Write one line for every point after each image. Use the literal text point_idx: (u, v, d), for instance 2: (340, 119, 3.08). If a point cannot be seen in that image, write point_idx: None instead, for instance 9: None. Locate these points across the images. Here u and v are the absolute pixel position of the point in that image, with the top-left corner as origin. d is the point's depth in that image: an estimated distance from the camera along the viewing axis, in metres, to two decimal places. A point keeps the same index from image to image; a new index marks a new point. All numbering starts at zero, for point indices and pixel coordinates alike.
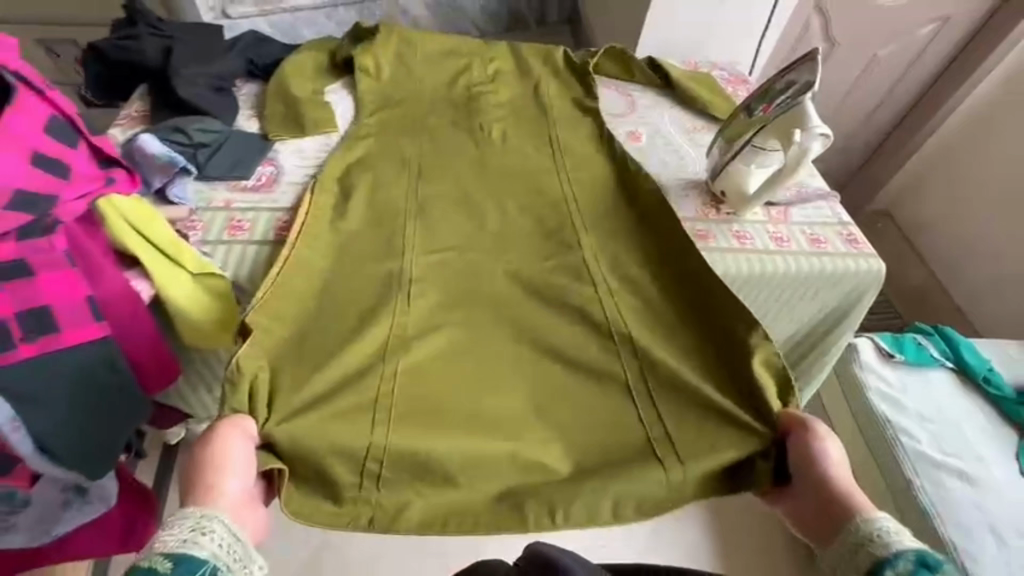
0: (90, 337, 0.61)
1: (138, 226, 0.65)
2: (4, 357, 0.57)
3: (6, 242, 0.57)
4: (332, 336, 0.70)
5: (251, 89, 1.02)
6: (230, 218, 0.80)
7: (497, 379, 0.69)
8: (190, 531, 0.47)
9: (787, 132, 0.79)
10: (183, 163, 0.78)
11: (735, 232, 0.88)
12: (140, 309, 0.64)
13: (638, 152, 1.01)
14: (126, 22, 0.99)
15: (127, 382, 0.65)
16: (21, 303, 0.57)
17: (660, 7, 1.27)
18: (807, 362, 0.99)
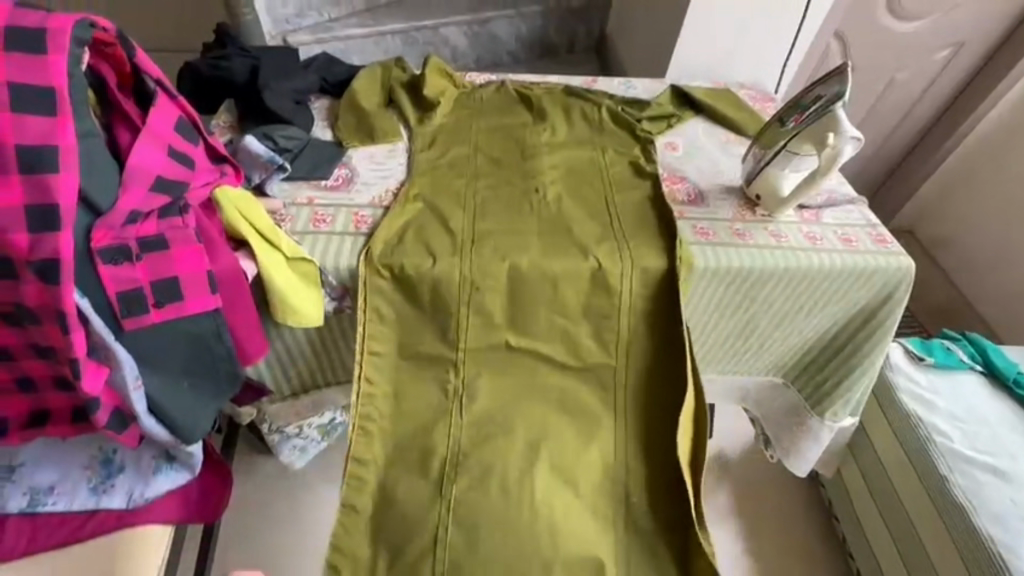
0: (207, 306, 0.69)
1: (244, 213, 0.76)
2: (140, 320, 0.64)
3: (150, 221, 0.65)
4: (420, 325, 0.86)
5: (324, 103, 1.13)
6: (314, 212, 0.89)
7: (538, 372, 0.88)
8: None
9: (820, 137, 0.86)
10: (280, 161, 0.89)
11: (771, 231, 0.95)
12: (245, 284, 0.73)
13: (676, 161, 1.09)
14: (217, 46, 1.12)
15: (231, 352, 0.73)
16: (157, 273, 0.65)
17: (688, 34, 1.39)
18: (841, 362, 1.05)
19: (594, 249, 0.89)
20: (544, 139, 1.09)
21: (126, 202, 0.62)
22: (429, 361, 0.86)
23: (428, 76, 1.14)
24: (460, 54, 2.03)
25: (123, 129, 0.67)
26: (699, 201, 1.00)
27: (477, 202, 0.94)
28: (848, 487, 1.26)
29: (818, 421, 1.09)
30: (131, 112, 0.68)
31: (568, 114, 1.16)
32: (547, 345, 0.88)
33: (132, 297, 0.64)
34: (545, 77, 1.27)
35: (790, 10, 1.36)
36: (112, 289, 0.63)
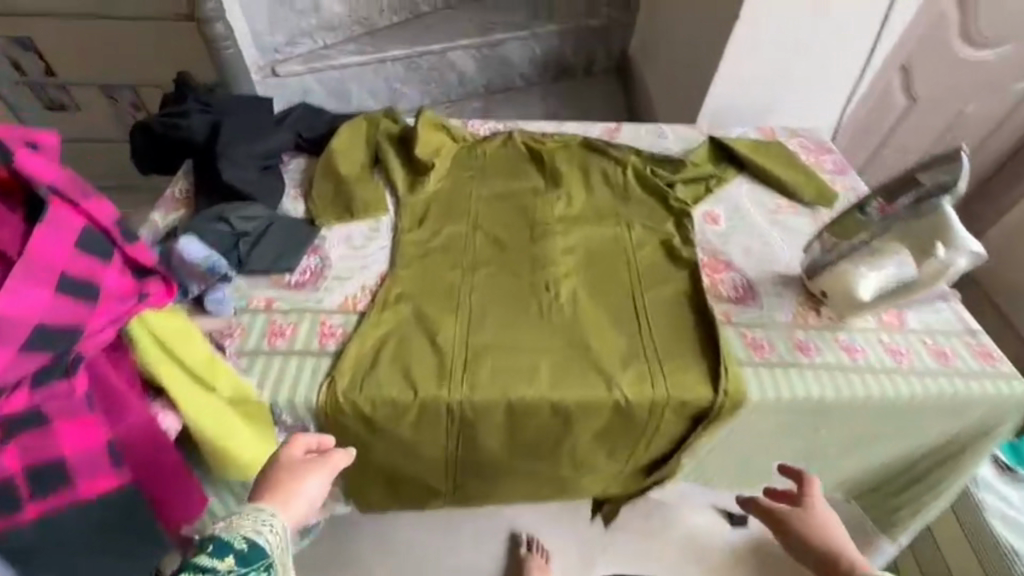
0: (108, 487, 0.53)
1: (171, 348, 0.60)
2: (7, 521, 0.48)
3: (20, 393, 0.49)
4: (400, 455, 0.72)
5: (300, 163, 0.96)
6: (271, 322, 0.72)
7: (538, 482, 0.78)
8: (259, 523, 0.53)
9: (926, 246, 0.69)
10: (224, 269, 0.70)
11: (841, 343, 0.76)
12: (165, 447, 0.56)
13: (719, 238, 0.89)
14: (176, 98, 0.96)
15: (146, 530, 0.55)
16: (29, 460, 0.49)
17: (725, 74, 1.20)
18: (917, 489, 0.85)
19: (617, 373, 0.70)
20: (557, 210, 0.91)
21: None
22: (414, 480, 0.76)
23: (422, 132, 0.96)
24: (468, 79, 1.86)
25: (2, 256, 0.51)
26: (750, 297, 0.81)
27: (472, 303, 0.76)
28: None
29: (886, 542, 0.90)
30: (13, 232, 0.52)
31: (586, 176, 0.97)
32: (551, 468, 0.76)
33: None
34: (559, 125, 1.09)
35: (847, 45, 1.17)
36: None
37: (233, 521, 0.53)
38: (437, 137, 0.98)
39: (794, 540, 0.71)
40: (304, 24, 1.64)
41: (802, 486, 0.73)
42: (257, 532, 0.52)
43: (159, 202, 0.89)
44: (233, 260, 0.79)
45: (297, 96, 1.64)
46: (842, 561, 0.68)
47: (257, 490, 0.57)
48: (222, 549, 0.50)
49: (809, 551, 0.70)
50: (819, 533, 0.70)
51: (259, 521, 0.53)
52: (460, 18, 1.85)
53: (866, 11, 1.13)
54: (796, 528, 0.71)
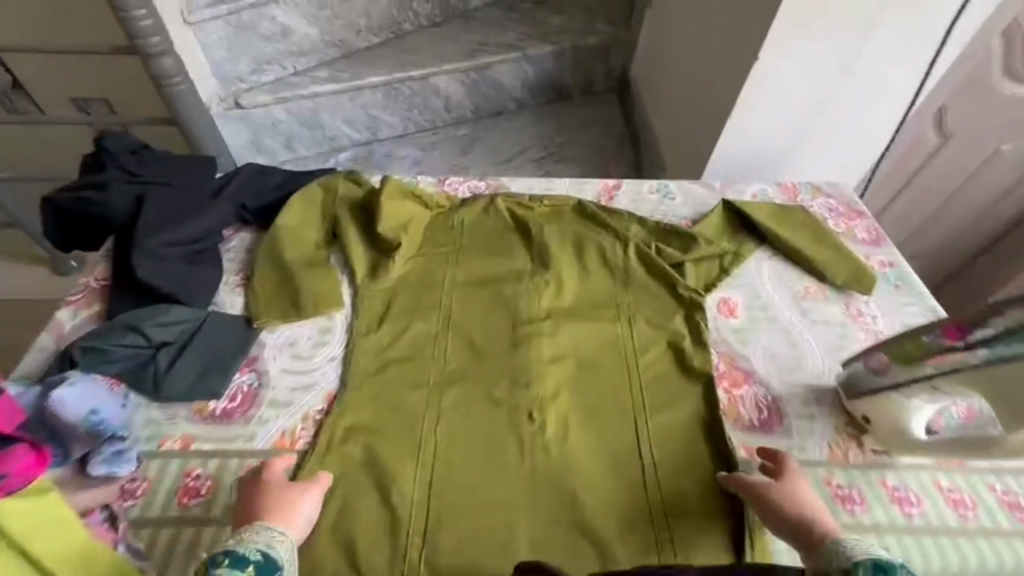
0: None
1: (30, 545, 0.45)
2: None
3: None
4: None
5: (243, 239, 0.82)
6: (185, 472, 0.59)
7: None
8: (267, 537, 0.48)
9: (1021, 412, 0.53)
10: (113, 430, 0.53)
11: (890, 491, 0.62)
12: None
13: (737, 336, 0.75)
14: (96, 164, 0.82)
15: None
16: None
17: (738, 123, 1.08)
18: None
19: (617, 548, 0.58)
20: (546, 303, 0.76)
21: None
22: None
23: (385, 200, 0.80)
24: (455, 104, 1.71)
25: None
26: (776, 423, 0.67)
27: (439, 444, 0.63)
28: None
29: None
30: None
31: (581, 255, 0.81)
32: None
33: None
34: (551, 184, 0.95)
35: (878, 90, 1.03)
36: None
37: (241, 536, 0.48)
38: (400, 203, 0.81)
39: (764, 512, 0.55)
40: (271, 50, 1.47)
41: (774, 462, 0.59)
42: (270, 544, 0.47)
43: (70, 295, 0.74)
44: (148, 382, 0.64)
45: (265, 129, 1.50)
46: (820, 534, 0.51)
47: (253, 511, 0.51)
48: (239, 562, 0.44)
49: (780, 520, 0.53)
50: (794, 505, 0.54)
51: (268, 536, 0.48)
52: (448, 38, 1.70)
53: (903, 55, 0.98)
54: (768, 497, 0.55)
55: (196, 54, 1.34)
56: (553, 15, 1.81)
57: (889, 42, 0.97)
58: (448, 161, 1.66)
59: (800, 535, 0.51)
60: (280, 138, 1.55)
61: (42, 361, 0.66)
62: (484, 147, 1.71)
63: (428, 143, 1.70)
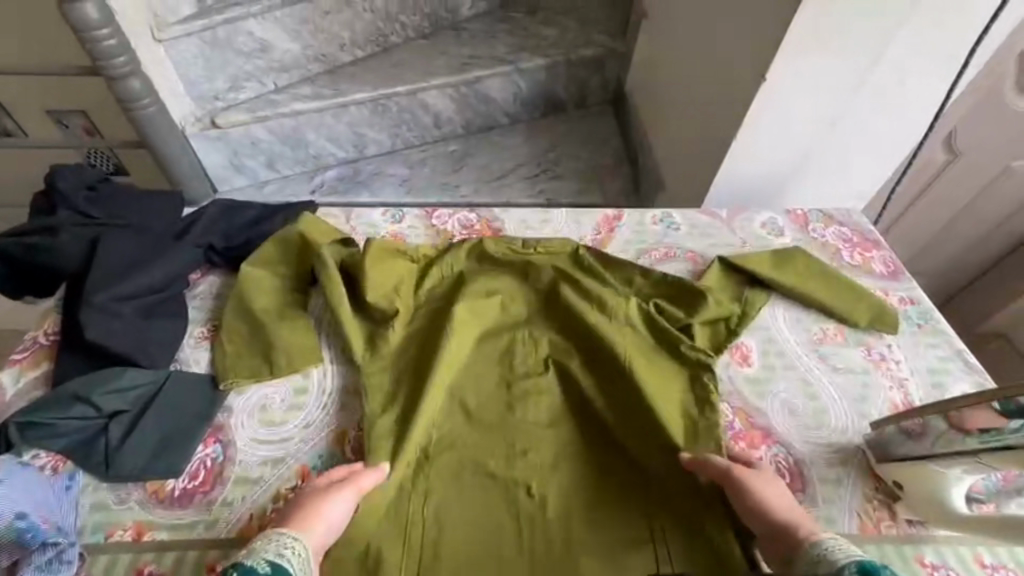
0: None
1: None
2: None
3: None
4: None
5: (212, 284, 0.75)
6: (137, 569, 0.52)
7: None
8: (280, 546, 0.47)
9: None
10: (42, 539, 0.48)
11: (928, 569, 0.56)
12: None
13: (752, 387, 0.69)
14: (47, 204, 0.74)
15: None
16: None
17: (742, 145, 1.03)
18: None
19: None
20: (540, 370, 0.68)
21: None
22: None
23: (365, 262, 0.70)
24: (445, 119, 1.64)
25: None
26: (799, 489, 0.61)
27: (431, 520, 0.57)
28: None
29: None
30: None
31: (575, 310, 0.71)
32: None
33: None
34: (547, 215, 0.89)
35: (886, 110, 0.99)
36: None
37: (252, 546, 0.47)
38: (383, 266, 0.70)
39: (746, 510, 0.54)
40: (250, 67, 1.39)
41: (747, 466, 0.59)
42: (280, 552, 0.46)
43: (15, 353, 0.67)
44: (97, 460, 0.57)
45: (245, 148, 1.43)
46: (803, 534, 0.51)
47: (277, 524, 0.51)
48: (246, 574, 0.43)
49: (760, 519, 0.53)
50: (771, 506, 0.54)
51: (280, 542, 0.48)
52: (437, 51, 1.63)
53: (915, 74, 0.93)
54: (747, 495, 0.55)
55: (167, 72, 1.26)
56: (546, 26, 1.75)
57: (903, 60, 0.91)
58: (437, 178, 1.60)
59: (778, 537, 0.52)
60: (260, 157, 1.47)
61: None
62: (475, 163, 1.65)
63: (417, 160, 1.64)
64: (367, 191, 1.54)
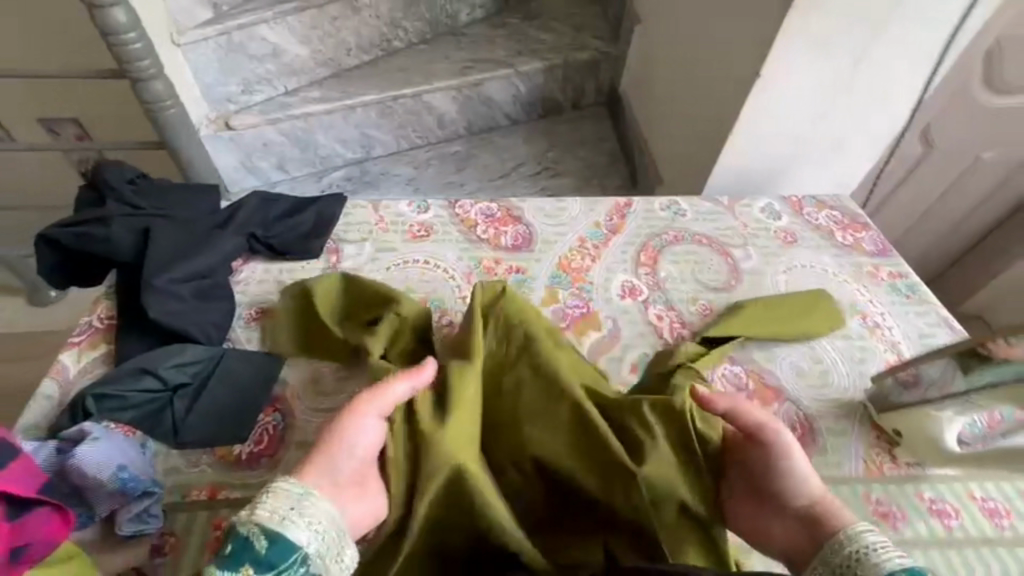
0: None
1: None
2: None
3: None
4: None
5: (255, 271, 0.80)
6: (215, 524, 0.56)
7: None
8: (291, 509, 0.47)
9: None
10: (146, 486, 0.50)
11: (928, 503, 0.62)
12: None
13: (762, 352, 0.76)
14: (93, 195, 0.78)
15: None
16: None
17: (739, 139, 1.11)
18: None
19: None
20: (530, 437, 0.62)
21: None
22: None
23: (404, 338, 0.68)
24: (448, 121, 1.70)
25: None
26: (810, 440, 0.67)
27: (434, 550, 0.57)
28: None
29: None
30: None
31: (586, 356, 0.75)
32: None
33: None
34: (563, 204, 0.95)
35: (870, 103, 1.07)
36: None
37: (258, 502, 0.48)
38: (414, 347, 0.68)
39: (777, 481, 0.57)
40: (263, 71, 1.43)
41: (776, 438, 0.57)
42: (282, 522, 0.46)
43: (71, 336, 0.70)
44: (167, 429, 0.61)
45: (257, 150, 1.47)
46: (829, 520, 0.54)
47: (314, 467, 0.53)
48: (241, 550, 0.44)
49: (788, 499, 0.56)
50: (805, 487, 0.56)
51: (289, 505, 0.47)
52: (440, 56, 1.69)
53: (897, 70, 1.02)
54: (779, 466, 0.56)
55: (185, 75, 1.30)
56: (542, 31, 1.82)
57: (884, 58, 1.00)
58: (442, 178, 1.66)
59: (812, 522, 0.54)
60: (271, 159, 1.51)
61: (47, 412, 0.62)
62: (477, 163, 1.71)
63: (422, 161, 1.70)
64: (375, 192, 1.59)
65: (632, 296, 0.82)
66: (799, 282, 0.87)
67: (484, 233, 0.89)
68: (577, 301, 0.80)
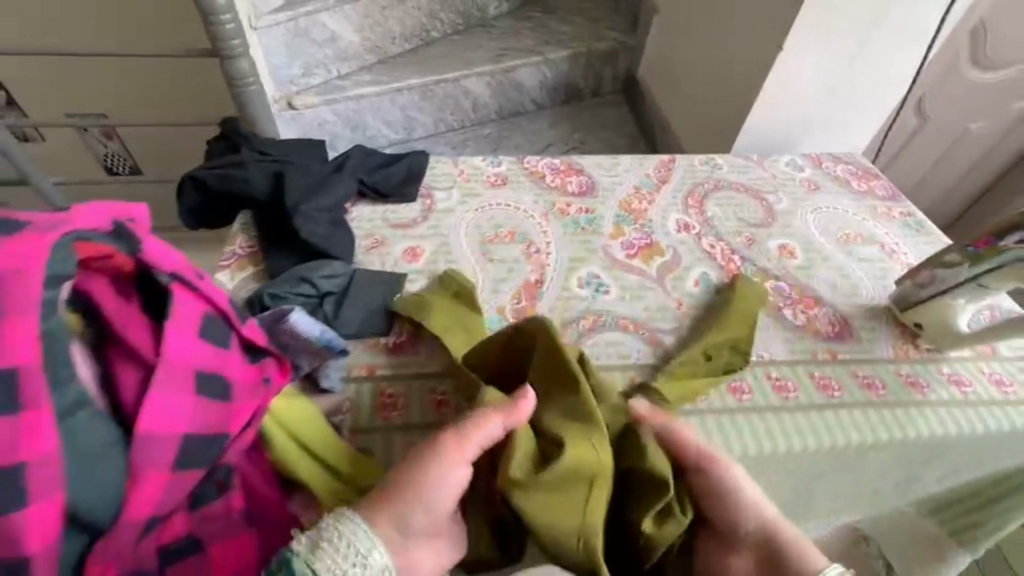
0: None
1: (285, 420, 0.53)
2: None
3: (156, 487, 0.41)
4: None
5: (364, 211, 0.91)
6: (379, 392, 0.67)
7: None
8: (353, 562, 0.44)
9: None
10: (339, 343, 0.64)
11: (949, 376, 0.77)
12: (252, 538, 0.46)
13: (801, 271, 0.90)
14: (226, 146, 0.90)
15: None
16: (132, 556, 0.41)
17: (762, 109, 1.25)
18: None
19: None
20: (569, 520, 0.52)
21: (17, 314, 0.34)
22: None
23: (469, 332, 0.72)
24: (481, 104, 1.83)
25: (105, 214, 0.44)
26: (848, 334, 0.81)
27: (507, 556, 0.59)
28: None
29: None
30: (133, 236, 0.44)
31: (654, 276, 0.88)
32: None
33: None
34: (616, 159, 1.08)
35: (876, 74, 1.22)
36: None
37: (324, 534, 0.44)
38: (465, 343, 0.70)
39: (723, 504, 0.55)
40: (321, 55, 1.56)
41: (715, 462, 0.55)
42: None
43: (219, 262, 0.82)
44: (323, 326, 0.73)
45: (314, 129, 1.59)
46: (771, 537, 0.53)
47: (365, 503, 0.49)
48: None
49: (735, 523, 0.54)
50: (750, 509, 0.54)
51: (352, 558, 0.44)
52: (474, 45, 1.83)
53: (902, 43, 1.17)
54: (724, 490, 0.54)
55: (257, 56, 1.42)
56: (563, 23, 1.96)
57: (891, 32, 1.15)
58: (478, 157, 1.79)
59: (758, 544, 0.53)
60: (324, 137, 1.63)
61: None
62: (510, 144, 1.84)
63: (458, 142, 1.83)
64: None
65: (687, 230, 0.96)
66: (827, 218, 1.01)
67: (553, 182, 1.02)
68: (641, 234, 0.94)
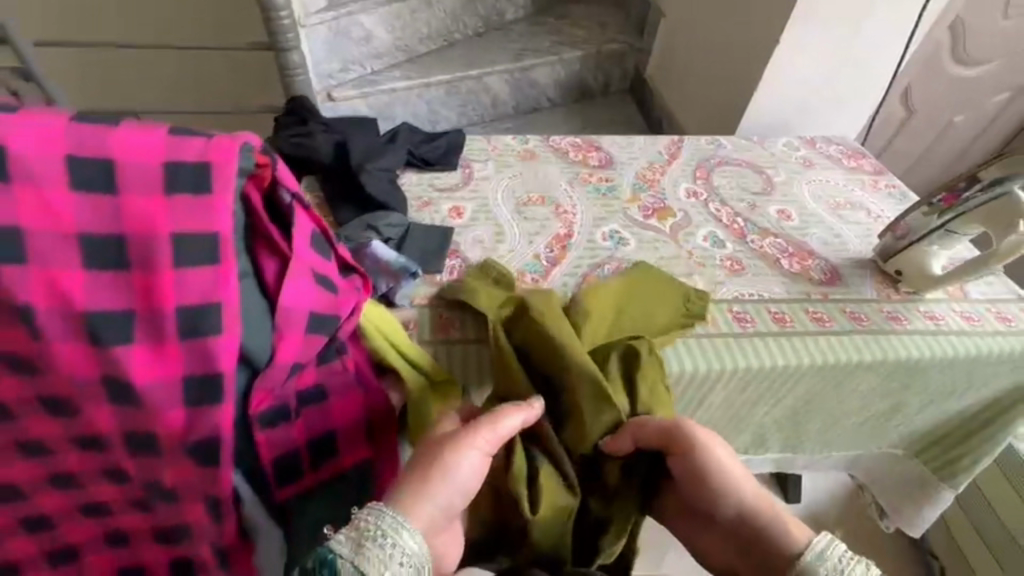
0: (313, 425, 0.59)
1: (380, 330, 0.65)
2: (282, 442, 0.57)
3: (291, 348, 0.54)
4: None
5: (412, 177, 1.04)
6: (438, 316, 0.80)
7: None
8: (384, 546, 0.54)
9: (994, 219, 0.81)
10: (412, 267, 0.81)
11: (925, 312, 0.89)
12: (357, 402, 0.61)
13: (797, 230, 1.02)
14: (294, 120, 1.04)
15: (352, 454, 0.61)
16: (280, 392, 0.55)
17: (761, 97, 1.39)
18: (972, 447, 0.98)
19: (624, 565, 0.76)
20: (550, 533, 0.66)
21: (222, 197, 0.47)
22: None
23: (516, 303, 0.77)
24: (501, 101, 1.97)
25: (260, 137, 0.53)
26: (837, 279, 0.93)
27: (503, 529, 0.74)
28: (957, 539, 1.32)
29: (948, 492, 1.01)
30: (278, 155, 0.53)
31: (667, 233, 1.00)
32: None
33: (279, 438, 0.56)
34: (632, 138, 1.21)
35: (863, 66, 1.36)
36: (145, 377, 0.49)
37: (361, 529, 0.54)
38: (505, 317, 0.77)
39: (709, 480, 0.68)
40: (358, 53, 1.72)
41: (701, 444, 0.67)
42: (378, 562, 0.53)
43: None
44: None
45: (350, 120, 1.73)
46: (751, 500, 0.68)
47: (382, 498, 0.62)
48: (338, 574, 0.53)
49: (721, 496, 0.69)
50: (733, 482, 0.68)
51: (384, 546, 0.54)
52: (493, 46, 1.97)
53: (886, 39, 1.31)
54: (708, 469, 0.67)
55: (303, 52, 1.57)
56: (575, 27, 2.10)
57: (876, 28, 1.29)
58: None
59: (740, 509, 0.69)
60: None
61: None
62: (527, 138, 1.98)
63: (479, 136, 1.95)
64: None
65: (695, 196, 1.08)
66: (819, 188, 1.14)
67: (575, 156, 1.15)
68: (655, 199, 1.06)
